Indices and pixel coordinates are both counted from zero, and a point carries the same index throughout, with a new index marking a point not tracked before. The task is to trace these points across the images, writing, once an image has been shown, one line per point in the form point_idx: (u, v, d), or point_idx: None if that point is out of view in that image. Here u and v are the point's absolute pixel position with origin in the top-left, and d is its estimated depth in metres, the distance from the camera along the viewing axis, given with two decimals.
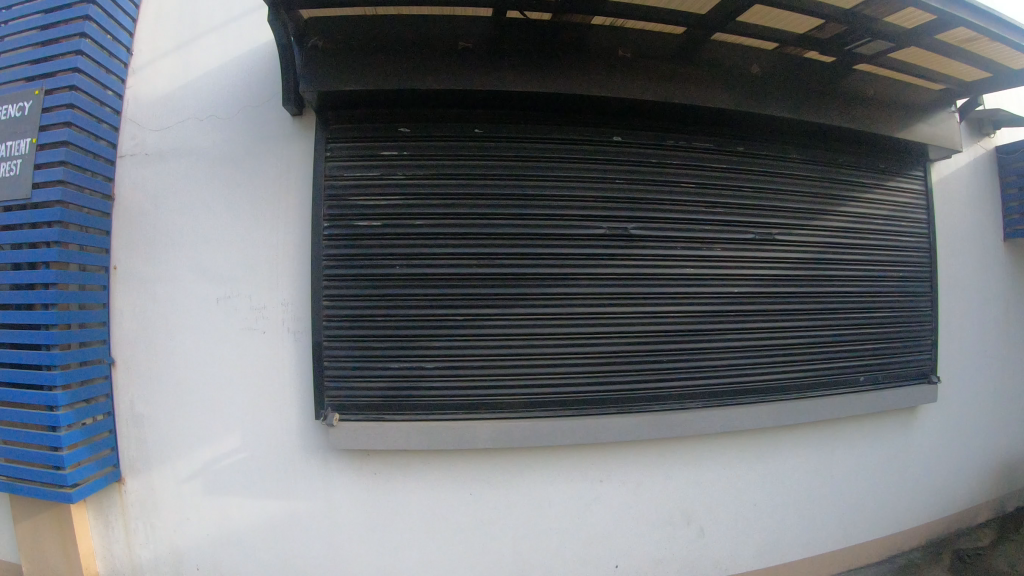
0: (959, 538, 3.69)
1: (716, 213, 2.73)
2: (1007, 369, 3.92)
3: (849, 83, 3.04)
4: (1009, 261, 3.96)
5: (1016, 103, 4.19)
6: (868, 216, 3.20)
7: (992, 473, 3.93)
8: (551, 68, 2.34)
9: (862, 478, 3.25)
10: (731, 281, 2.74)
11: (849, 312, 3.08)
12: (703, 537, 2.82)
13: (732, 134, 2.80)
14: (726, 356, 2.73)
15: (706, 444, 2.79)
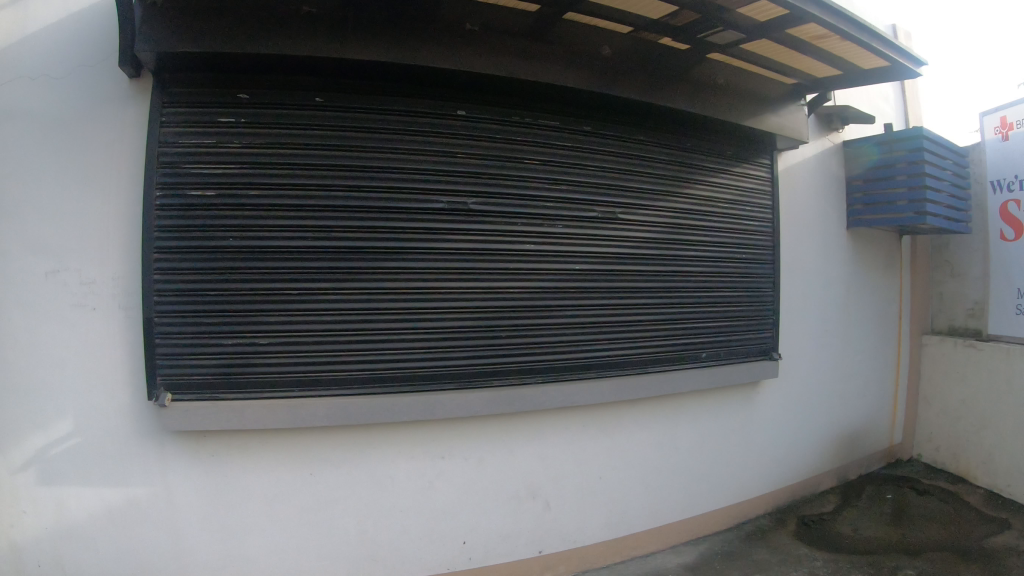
0: (804, 505, 3.91)
1: (560, 192, 2.80)
2: (842, 347, 4.19)
3: (698, 70, 3.15)
4: (849, 247, 4.23)
5: (865, 99, 4.43)
6: (713, 201, 3.37)
7: (833, 444, 4.19)
8: (397, 40, 2.31)
9: (702, 452, 3.41)
10: (575, 259, 2.83)
11: (686, 291, 3.24)
12: (548, 511, 2.91)
13: (577, 115, 2.87)
14: (568, 332, 2.82)
15: (551, 419, 2.87)
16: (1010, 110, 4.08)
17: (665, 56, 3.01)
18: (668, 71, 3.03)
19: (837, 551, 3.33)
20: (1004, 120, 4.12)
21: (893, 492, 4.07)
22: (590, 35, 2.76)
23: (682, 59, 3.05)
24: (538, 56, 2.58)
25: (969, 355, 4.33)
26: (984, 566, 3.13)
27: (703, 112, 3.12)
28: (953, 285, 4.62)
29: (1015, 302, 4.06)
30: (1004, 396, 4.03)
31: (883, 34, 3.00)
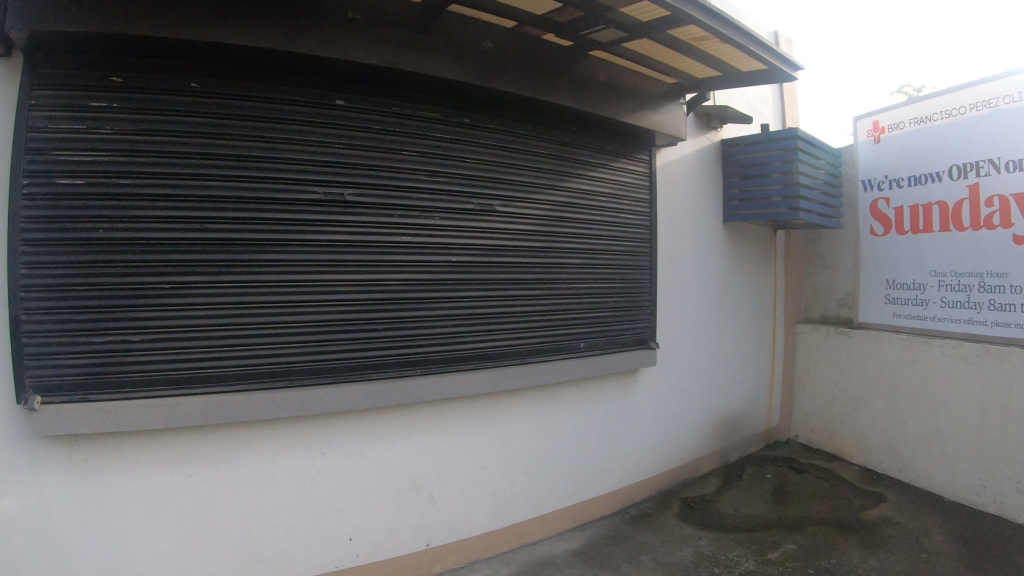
0: (687, 487, 4.09)
1: (438, 184, 2.84)
2: (718, 337, 4.39)
3: (579, 67, 3.24)
4: (726, 240, 4.44)
5: (744, 99, 4.64)
6: (590, 195, 3.49)
7: (713, 429, 4.39)
8: (281, 29, 2.28)
9: (582, 441, 3.51)
10: (453, 250, 2.88)
11: (564, 282, 3.36)
12: (434, 503, 2.92)
13: (458, 108, 2.91)
14: (445, 323, 2.86)
15: (433, 411, 2.90)
16: (881, 114, 4.35)
17: (547, 53, 3.08)
18: (550, 68, 3.10)
19: (718, 529, 3.50)
20: (875, 124, 4.39)
21: (773, 471, 4.30)
22: (474, 29, 2.80)
23: (561, 56, 3.14)
24: (420, 46, 2.61)
25: (839, 342, 4.60)
26: (860, 535, 3.36)
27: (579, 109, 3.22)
28: (825, 277, 4.89)
29: (885, 292, 4.32)
30: (874, 379, 4.32)
31: (761, 39, 3.17)
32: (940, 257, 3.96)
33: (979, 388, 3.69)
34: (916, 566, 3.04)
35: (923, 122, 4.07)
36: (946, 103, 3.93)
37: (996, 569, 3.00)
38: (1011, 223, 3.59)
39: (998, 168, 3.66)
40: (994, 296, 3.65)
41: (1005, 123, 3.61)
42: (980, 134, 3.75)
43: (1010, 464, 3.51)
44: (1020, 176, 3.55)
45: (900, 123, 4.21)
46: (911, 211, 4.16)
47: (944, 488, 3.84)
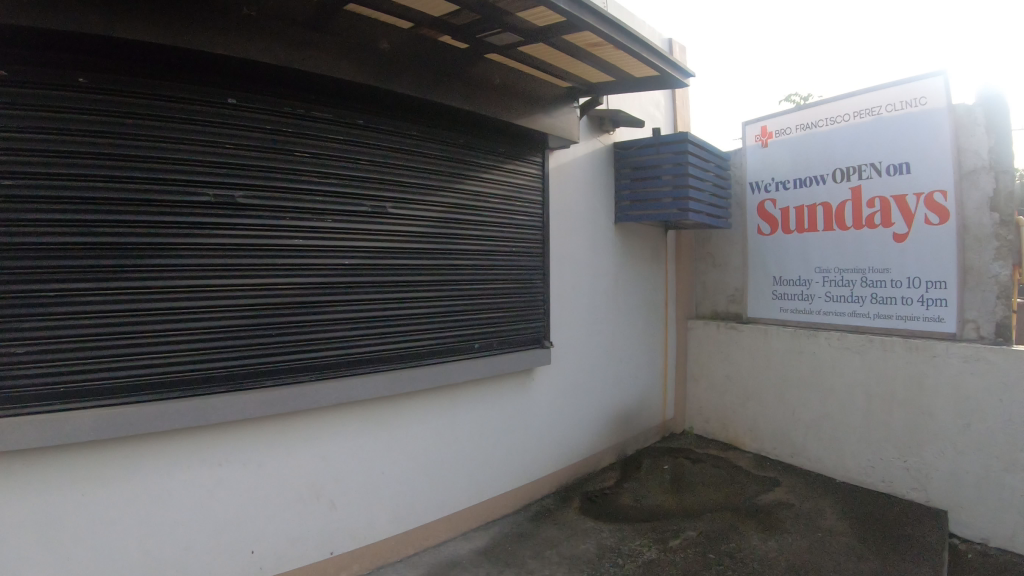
0: (588, 482, 4.19)
1: (333, 186, 2.80)
2: (611, 334, 4.51)
3: (473, 70, 3.26)
4: (617, 240, 4.57)
5: (637, 104, 4.78)
6: (484, 197, 3.52)
7: (609, 424, 4.50)
8: (171, 25, 2.20)
9: (480, 441, 3.54)
10: (347, 253, 2.85)
11: (460, 283, 3.38)
12: (334, 510, 2.87)
13: (353, 109, 2.87)
14: (337, 328, 2.82)
15: (331, 416, 2.84)
16: (769, 120, 4.61)
17: (441, 55, 3.08)
18: (444, 70, 3.11)
19: (616, 521, 3.60)
20: (764, 129, 4.64)
21: (671, 462, 4.46)
22: (368, 29, 2.77)
23: (454, 59, 3.15)
24: (314, 44, 2.56)
25: (730, 336, 4.81)
26: (759, 519, 3.54)
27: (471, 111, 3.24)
28: (715, 275, 5.11)
29: (772, 288, 4.60)
30: (765, 371, 4.55)
31: (652, 46, 3.28)
32: (824, 256, 4.25)
33: (863, 376, 3.96)
34: (810, 545, 3.23)
35: (810, 127, 4.34)
36: (830, 111, 4.21)
37: (885, 545, 3.23)
38: (891, 222, 3.90)
39: (879, 171, 3.97)
40: (876, 290, 3.97)
41: (889, 129, 3.91)
42: (862, 140, 4.05)
43: (893, 445, 3.81)
44: (898, 179, 3.87)
45: (787, 129, 4.48)
46: (796, 212, 4.44)
47: (836, 470, 4.11)
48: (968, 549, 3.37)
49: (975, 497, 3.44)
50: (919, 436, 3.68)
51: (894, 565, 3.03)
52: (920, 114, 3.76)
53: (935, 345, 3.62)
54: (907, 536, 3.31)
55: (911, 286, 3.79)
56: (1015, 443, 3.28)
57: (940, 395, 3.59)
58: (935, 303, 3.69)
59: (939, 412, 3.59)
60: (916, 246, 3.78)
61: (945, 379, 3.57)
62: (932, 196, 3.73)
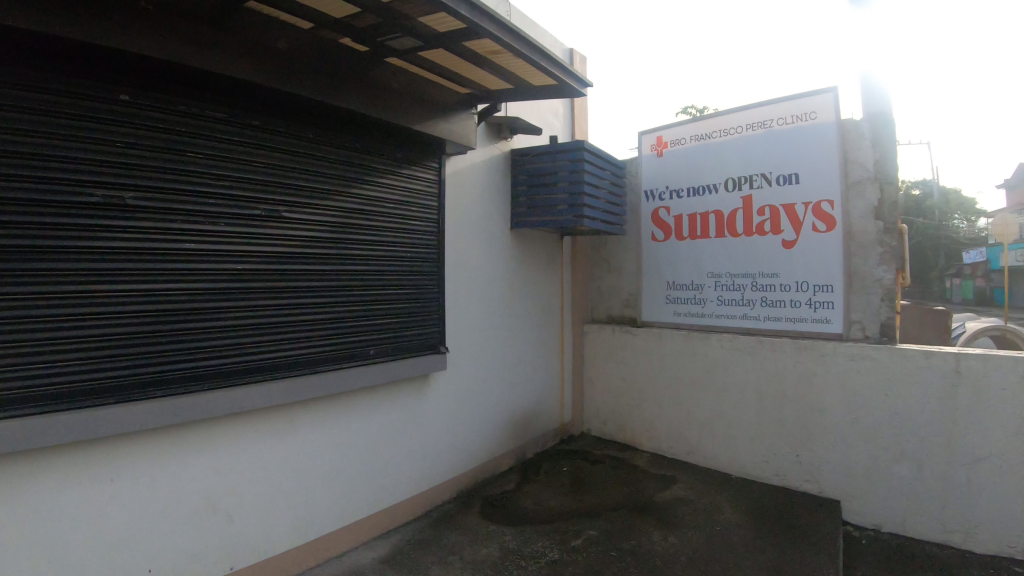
0: (488, 486, 4.20)
1: (227, 189, 2.71)
2: (508, 339, 4.54)
3: (372, 74, 3.23)
4: (513, 246, 4.61)
5: (534, 112, 4.85)
6: (383, 201, 3.48)
7: (507, 428, 4.53)
8: (61, 14, 2.08)
9: (377, 449, 3.48)
10: (240, 258, 2.76)
11: (358, 289, 3.33)
12: (231, 524, 2.77)
13: (249, 109, 2.79)
14: (227, 336, 2.72)
15: (226, 426, 2.74)
16: (664, 130, 4.78)
17: (339, 57, 3.04)
18: (342, 72, 3.06)
19: (517, 523, 3.63)
20: (659, 139, 4.81)
21: (570, 464, 4.54)
22: (266, 27, 2.70)
23: (352, 62, 3.11)
24: (210, 41, 2.48)
25: (624, 340, 4.94)
26: (658, 516, 3.65)
27: (370, 114, 3.20)
28: (610, 280, 5.24)
29: (665, 292, 4.78)
30: (658, 373, 4.70)
31: (551, 55, 3.33)
32: (716, 261, 4.47)
33: (753, 376, 4.17)
34: (708, 539, 3.36)
35: (703, 138, 4.55)
36: (724, 123, 4.43)
37: (780, 536, 3.39)
38: (780, 230, 4.15)
39: (769, 181, 4.21)
40: (765, 294, 4.22)
41: (779, 142, 4.16)
42: (754, 151, 4.28)
43: (783, 440, 4.04)
44: (788, 189, 4.12)
45: (682, 139, 4.67)
46: (689, 219, 4.63)
47: (730, 465, 4.30)
48: (862, 535, 3.64)
49: (865, 486, 3.70)
50: (810, 431, 3.92)
51: (787, 554, 3.19)
52: (810, 128, 4.03)
53: (823, 344, 3.87)
54: (800, 527, 3.49)
55: (799, 290, 4.06)
56: (900, 435, 3.56)
57: (828, 392, 3.84)
58: (822, 305, 3.96)
59: (827, 408, 3.84)
60: (804, 252, 4.05)
61: (832, 377, 3.82)
62: (820, 205, 4.00)
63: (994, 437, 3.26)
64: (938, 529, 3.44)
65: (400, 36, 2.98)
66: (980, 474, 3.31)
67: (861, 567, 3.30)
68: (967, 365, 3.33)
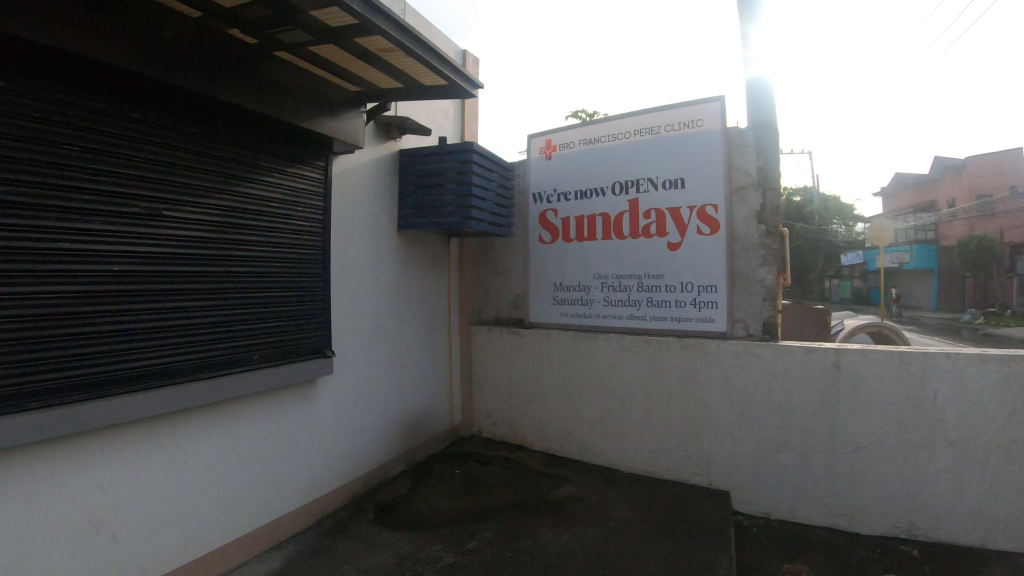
0: (378, 491, 4.14)
1: (105, 185, 2.55)
2: (397, 343, 4.48)
3: (259, 68, 3.13)
4: (402, 248, 4.56)
5: (424, 113, 4.81)
6: (268, 201, 3.37)
7: (397, 432, 4.48)
8: None
9: (264, 458, 3.37)
10: (117, 259, 2.60)
11: (243, 291, 3.21)
12: (113, 541, 2.61)
13: (128, 100, 2.64)
14: (103, 342, 2.55)
15: (106, 439, 2.58)
16: (554, 134, 4.86)
17: (224, 49, 2.92)
18: (228, 65, 2.95)
19: (411, 527, 3.59)
20: (549, 142, 4.89)
21: (461, 466, 4.53)
22: (149, 15, 2.57)
23: (239, 54, 3.00)
24: (89, 26, 2.34)
25: (512, 341, 4.97)
26: (552, 514, 3.70)
27: (257, 111, 3.10)
28: (498, 282, 5.26)
29: (552, 293, 4.85)
30: (547, 373, 4.76)
31: (443, 56, 3.33)
32: (603, 263, 4.59)
33: (640, 373, 4.30)
34: (601, 535, 3.44)
35: (592, 142, 4.66)
36: (613, 129, 4.55)
37: (670, 528, 3.51)
38: (666, 232, 4.32)
39: (655, 185, 4.37)
40: (651, 295, 4.37)
41: (665, 147, 4.32)
42: (642, 156, 4.43)
43: (670, 436, 4.19)
44: (674, 193, 4.29)
45: (571, 143, 4.76)
46: (577, 221, 4.72)
47: (619, 461, 4.42)
48: (752, 523, 3.86)
49: (752, 477, 3.92)
50: (696, 425, 4.09)
51: (678, 546, 3.31)
52: (696, 134, 4.20)
53: (707, 342, 4.05)
54: (688, 519, 3.63)
55: (684, 290, 4.23)
56: (785, 427, 3.80)
57: (713, 388, 4.02)
58: (707, 305, 4.14)
59: (712, 403, 4.02)
60: (688, 253, 4.23)
61: (717, 373, 4.01)
62: (704, 209, 4.19)
63: (873, 425, 3.58)
64: (825, 514, 3.74)
65: (289, 29, 2.90)
66: (862, 461, 3.62)
67: (745, 555, 3.46)
68: (846, 359, 3.63)
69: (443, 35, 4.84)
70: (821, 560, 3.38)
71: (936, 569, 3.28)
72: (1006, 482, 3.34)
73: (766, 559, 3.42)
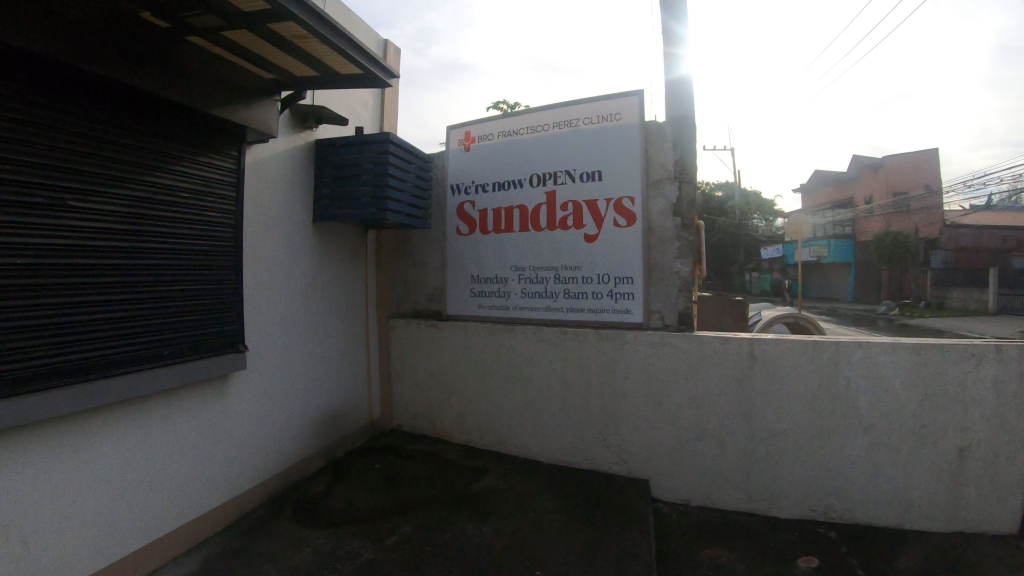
0: (298, 489, 4.05)
1: (7, 172, 2.41)
2: (315, 338, 4.38)
3: (171, 53, 3.01)
4: (320, 241, 4.45)
5: (342, 102, 4.71)
6: (177, 191, 3.23)
7: (316, 428, 4.39)
8: None
9: (178, 458, 3.24)
10: (22, 252, 2.46)
11: (154, 284, 3.09)
12: (23, 549, 2.47)
13: (31, 84, 2.49)
14: (1, 339, 2.38)
15: (14, 442, 2.44)
16: (472, 126, 4.84)
17: (134, 32, 2.79)
18: (138, 48, 2.83)
19: (331, 524, 3.53)
20: (468, 134, 4.86)
21: (381, 461, 4.48)
22: None
23: (148, 37, 2.87)
24: None
25: (430, 334, 4.91)
26: (475, 507, 3.70)
27: (168, 97, 2.98)
28: (415, 274, 5.19)
29: (469, 286, 4.84)
30: (464, 365, 4.74)
31: (359, 44, 3.28)
32: (520, 255, 4.62)
33: (559, 364, 4.33)
34: (523, 527, 3.46)
35: (511, 134, 4.67)
36: (531, 121, 4.57)
37: (593, 518, 3.57)
38: (582, 224, 4.37)
39: (573, 178, 4.42)
40: (568, 287, 4.42)
41: (584, 140, 4.37)
42: (560, 149, 4.47)
43: (589, 426, 4.25)
44: (592, 186, 4.34)
45: (490, 135, 4.76)
46: (494, 213, 4.72)
47: (540, 452, 4.45)
48: (672, 510, 3.96)
49: (671, 464, 4.02)
50: (615, 415, 4.16)
51: (597, 535, 3.36)
52: (614, 128, 4.27)
53: (624, 333, 4.12)
54: (611, 508, 3.69)
55: (601, 282, 4.30)
56: (702, 416, 3.92)
57: (630, 378, 4.10)
58: (623, 297, 4.24)
59: (630, 393, 4.11)
60: (605, 245, 4.30)
61: (633, 363, 4.09)
62: (621, 202, 4.26)
63: (788, 412, 3.75)
64: (743, 499, 3.89)
65: (203, 13, 2.80)
66: (777, 447, 3.79)
67: (666, 542, 3.55)
68: (761, 349, 3.78)
69: (361, 23, 4.75)
70: (738, 545, 3.50)
71: (847, 550, 3.45)
72: (918, 464, 3.58)
73: (683, 545, 3.52)
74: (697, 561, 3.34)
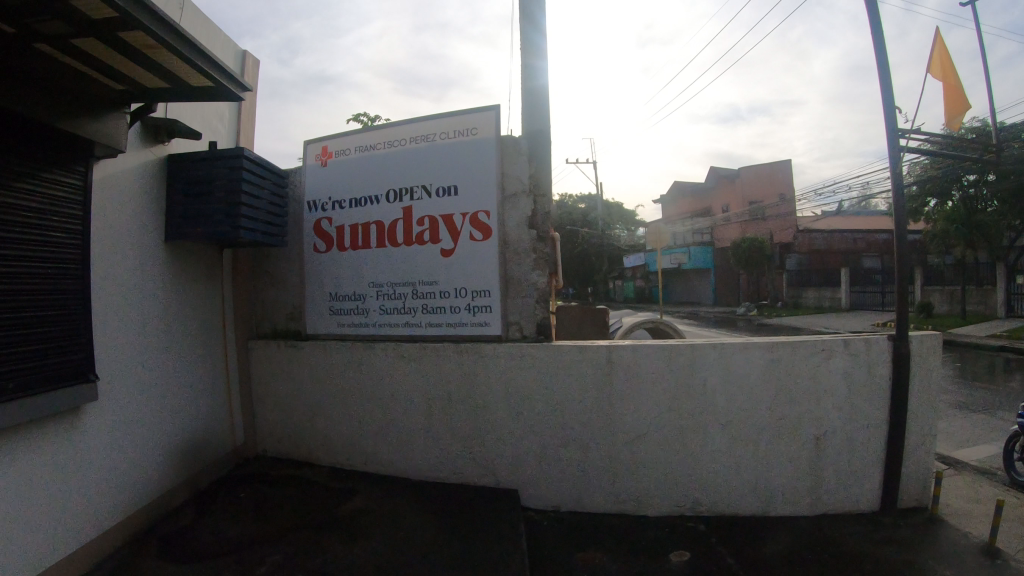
0: (159, 525, 3.78)
1: None
2: (173, 363, 4.12)
3: (9, 59, 2.77)
4: (176, 261, 4.19)
5: (196, 117, 4.47)
6: (15, 210, 2.95)
7: (177, 458, 4.12)
8: None
9: (25, 501, 2.93)
10: None
11: None
12: None
13: None
14: None
15: None
16: (330, 141, 4.74)
17: None
18: None
19: (196, 559, 3.31)
20: (325, 149, 4.76)
21: (247, 489, 4.27)
22: None
23: None
24: None
25: (289, 355, 4.72)
26: (352, 530, 3.60)
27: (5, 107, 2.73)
28: (273, 294, 4.96)
29: (328, 304, 4.73)
30: (327, 386, 4.59)
31: (210, 57, 3.14)
32: (377, 271, 4.56)
33: (426, 381, 4.29)
34: (405, 545, 3.40)
35: (368, 149, 4.61)
36: (389, 136, 4.54)
37: (471, 531, 3.55)
38: (438, 239, 4.39)
39: (429, 193, 4.43)
40: (426, 302, 4.42)
41: (446, 155, 4.39)
42: (416, 165, 4.47)
43: (457, 440, 4.24)
44: (447, 200, 4.38)
45: (347, 150, 4.67)
46: (351, 229, 4.63)
47: (409, 469, 4.39)
48: (543, 517, 4.02)
49: (540, 473, 4.09)
50: (481, 426, 4.17)
51: (473, 549, 3.34)
52: (471, 142, 4.33)
53: (483, 347, 4.15)
54: (490, 519, 3.70)
55: (458, 296, 4.34)
56: (572, 424, 4.01)
57: (494, 390, 4.13)
58: (480, 310, 4.30)
59: (496, 404, 4.13)
60: (460, 260, 4.34)
61: (496, 374, 4.12)
62: (476, 215, 4.33)
63: (651, 415, 3.93)
64: (612, 501, 4.01)
65: (48, 18, 2.62)
66: (643, 449, 3.95)
67: (545, 549, 3.60)
68: (618, 355, 3.93)
69: (217, 34, 4.56)
70: (613, 546, 3.60)
71: (715, 541, 3.65)
72: (778, 452, 3.89)
73: (557, 551, 3.57)
74: (576, 565, 3.39)
